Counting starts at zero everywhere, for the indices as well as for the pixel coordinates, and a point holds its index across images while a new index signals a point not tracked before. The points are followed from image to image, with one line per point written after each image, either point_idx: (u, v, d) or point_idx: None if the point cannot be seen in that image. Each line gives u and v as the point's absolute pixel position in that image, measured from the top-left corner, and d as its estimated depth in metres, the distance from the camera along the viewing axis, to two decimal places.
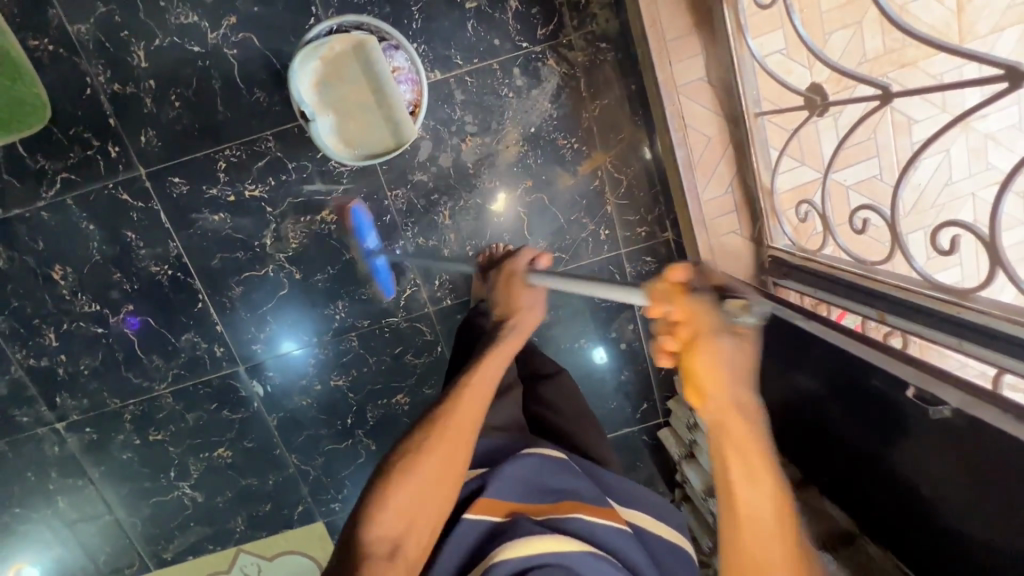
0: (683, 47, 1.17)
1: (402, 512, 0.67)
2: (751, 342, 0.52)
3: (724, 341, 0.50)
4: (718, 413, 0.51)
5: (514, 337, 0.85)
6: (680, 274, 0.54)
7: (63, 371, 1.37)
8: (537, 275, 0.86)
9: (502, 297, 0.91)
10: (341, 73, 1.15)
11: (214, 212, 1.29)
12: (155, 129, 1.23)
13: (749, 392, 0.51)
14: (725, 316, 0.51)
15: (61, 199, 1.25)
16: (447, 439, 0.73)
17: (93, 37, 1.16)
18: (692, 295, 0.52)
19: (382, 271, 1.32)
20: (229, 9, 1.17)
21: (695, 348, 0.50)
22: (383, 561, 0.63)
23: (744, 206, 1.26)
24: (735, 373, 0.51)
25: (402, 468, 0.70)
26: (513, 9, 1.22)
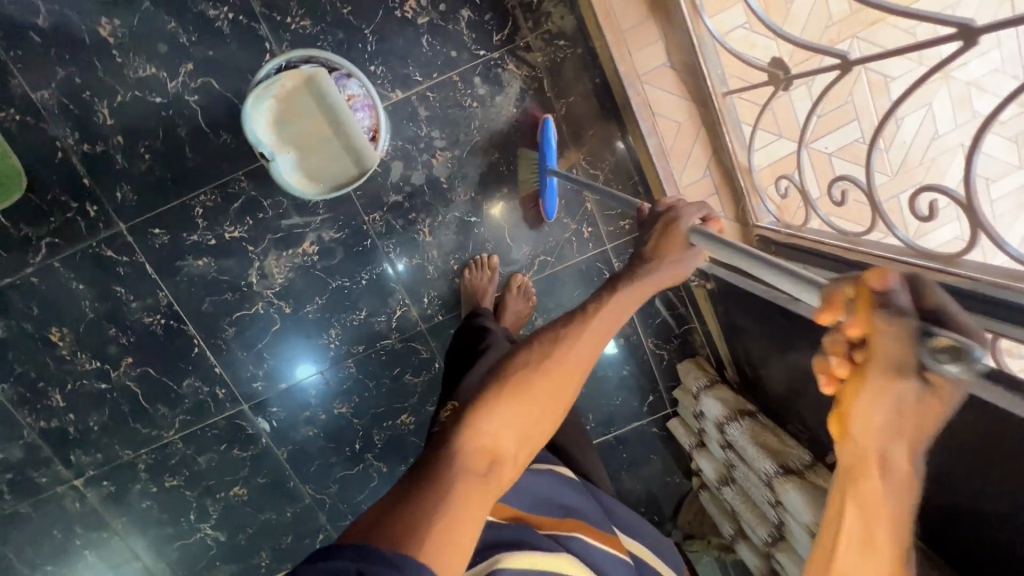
0: (640, 36, 1.15)
1: (502, 431, 0.61)
2: (942, 396, 0.39)
3: (900, 389, 0.38)
4: (854, 459, 0.44)
5: (667, 276, 0.72)
6: (878, 281, 0.39)
7: (74, 430, 1.40)
8: (698, 231, 0.68)
9: (649, 243, 0.75)
10: (296, 109, 1.15)
11: (198, 257, 1.30)
12: (129, 183, 1.24)
13: (908, 455, 0.43)
14: (910, 352, 0.37)
15: (48, 263, 1.27)
16: (561, 370, 0.65)
17: (56, 100, 1.17)
18: (886, 311, 0.38)
19: (552, 191, 1.23)
20: (184, 57, 1.17)
21: (859, 384, 0.40)
22: (478, 476, 0.57)
23: (725, 187, 1.22)
24: (894, 429, 0.41)
25: (507, 388, 0.63)
26: (466, 19, 1.21)
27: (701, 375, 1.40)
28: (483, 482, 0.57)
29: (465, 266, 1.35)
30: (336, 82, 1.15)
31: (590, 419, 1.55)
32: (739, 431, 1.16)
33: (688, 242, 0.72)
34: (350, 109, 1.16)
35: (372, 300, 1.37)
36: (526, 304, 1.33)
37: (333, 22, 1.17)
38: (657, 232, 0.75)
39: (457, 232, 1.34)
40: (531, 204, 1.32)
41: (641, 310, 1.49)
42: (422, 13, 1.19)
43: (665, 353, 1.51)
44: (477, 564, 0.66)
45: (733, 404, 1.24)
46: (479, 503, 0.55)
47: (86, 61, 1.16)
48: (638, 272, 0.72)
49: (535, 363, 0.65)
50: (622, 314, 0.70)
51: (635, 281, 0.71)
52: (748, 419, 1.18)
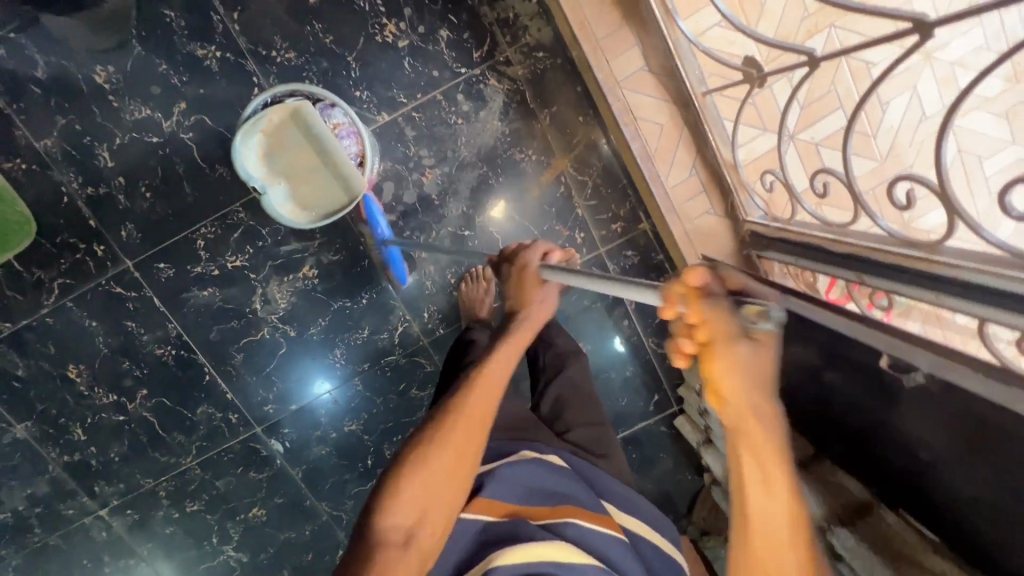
0: (616, 43, 1.17)
1: (417, 502, 0.67)
2: (768, 351, 0.50)
3: (740, 351, 0.48)
4: (735, 421, 0.51)
5: (538, 319, 0.84)
6: (696, 279, 0.54)
7: (96, 461, 1.44)
8: (548, 267, 0.82)
9: (512, 292, 0.87)
10: (282, 142, 1.17)
11: (202, 288, 1.34)
12: (133, 222, 1.28)
13: (769, 403, 0.51)
14: (737, 322, 0.49)
15: (62, 303, 1.31)
16: (458, 429, 0.71)
17: (59, 147, 1.22)
18: (708, 300, 0.50)
19: (394, 259, 1.31)
20: (176, 96, 1.21)
21: (713, 355, 0.49)
22: (398, 551, 0.65)
23: (712, 184, 1.24)
24: (752, 383, 0.49)
25: (419, 455, 0.69)
26: (445, 38, 1.23)
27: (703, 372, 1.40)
28: (403, 556, 0.65)
29: (462, 279, 1.38)
30: (320, 113, 1.18)
31: None
32: None
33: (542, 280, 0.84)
34: (335, 136, 1.18)
35: (374, 318, 1.40)
36: None
37: (317, 52, 1.21)
38: (520, 275, 0.86)
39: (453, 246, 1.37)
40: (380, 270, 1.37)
41: (639, 310, 1.51)
42: (402, 36, 1.22)
43: (667, 352, 1.52)
44: (476, 566, 0.67)
45: None
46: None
47: (85, 108, 1.20)
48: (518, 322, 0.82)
49: (438, 428, 0.71)
50: (510, 364, 0.78)
51: (515, 332, 0.81)
52: None
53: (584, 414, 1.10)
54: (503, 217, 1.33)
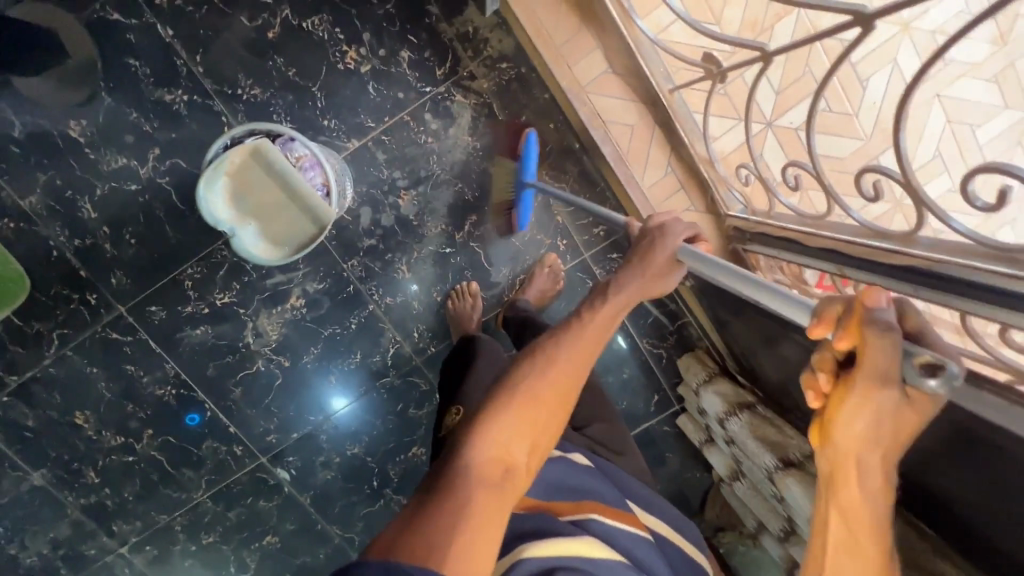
0: (577, 48, 1.17)
1: (511, 443, 0.63)
2: (918, 407, 0.46)
3: (879, 397, 0.45)
4: (836, 463, 0.51)
5: (642, 290, 0.76)
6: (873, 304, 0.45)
7: (111, 502, 1.46)
8: (687, 250, 0.74)
9: (637, 254, 0.78)
10: (248, 183, 1.17)
11: (195, 326, 1.36)
12: (122, 268, 1.30)
13: (880, 457, 0.50)
14: (896, 367, 0.43)
15: (64, 352, 1.35)
16: (573, 362, 0.69)
17: (43, 204, 1.25)
18: (876, 328, 0.43)
19: (526, 204, 1.26)
20: (150, 143, 1.23)
21: (845, 396, 0.46)
22: (494, 485, 0.59)
23: (690, 181, 1.22)
24: (871, 431, 0.47)
25: (512, 400, 0.65)
26: (407, 59, 1.23)
27: (700, 370, 1.38)
28: (498, 491, 0.59)
29: (447, 296, 1.37)
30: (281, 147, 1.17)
31: None
32: (739, 425, 1.15)
33: (674, 259, 0.76)
34: (299, 169, 1.18)
35: (365, 342, 1.40)
36: (554, 284, 1.33)
37: (281, 86, 1.21)
38: (640, 243, 0.79)
39: (436, 264, 1.35)
40: (501, 211, 1.32)
41: (631, 312, 1.48)
42: (363, 62, 1.22)
43: (663, 351, 1.50)
44: (500, 560, 0.65)
45: (731, 397, 1.23)
46: (498, 514, 0.57)
47: (63, 162, 1.23)
48: (622, 278, 0.76)
49: (533, 375, 0.67)
50: (614, 318, 0.73)
51: (623, 289, 0.75)
52: (747, 412, 1.16)
53: (594, 412, 1.06)
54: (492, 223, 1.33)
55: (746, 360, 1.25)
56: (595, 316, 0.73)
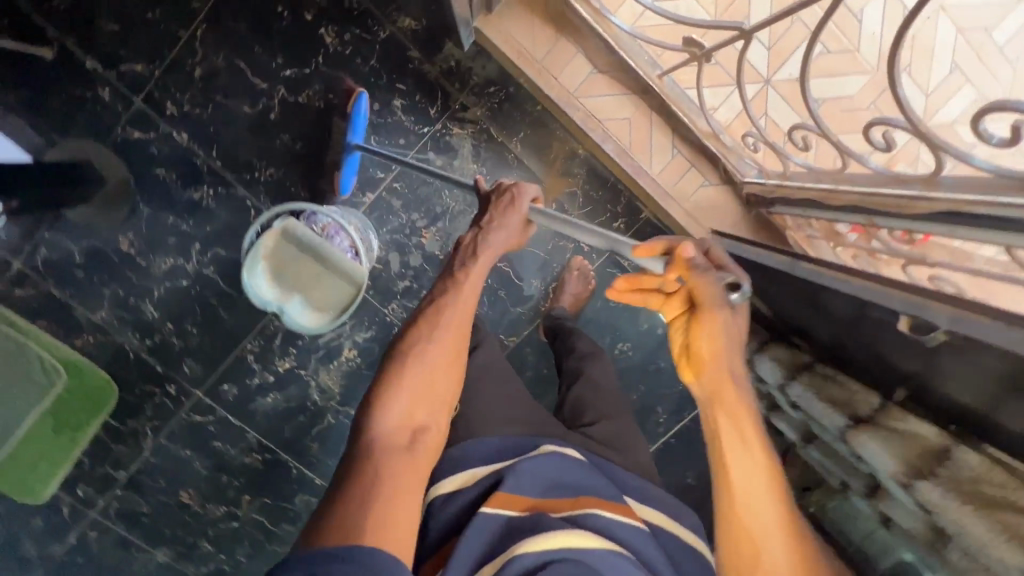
0: (558, 57, 1.18)
1: (412, 409, 0.74)
2: (738, 316, 0.73)
3: (720, 316, 0.71)
4: (714, 377, 0.74)
5: (504, 242, 0.91)
6: (683, 250, 0.69)
7: (228, 566, 1.58)
8: (536, 209, 0.90)
9: (495, 213, 0.92)
10: (284, 259, 1.20)
11: (265, 394, 1.46)
12: (191, 357, 1.41)
13: (736, 363, 0.74)
14: (720, 290, 0.69)
15: (159, 441, 1.48)
16: (453, 324, 0.83)
17: (113, 314, 1.37)
18: (693, 263, 0.69)
19: (348, 164, 1.22)
20: (189, 240, 1.32)
21: (702, 320, 0.72)
22: (405, 448, 0.70)
23: (699, 157, 1.23)
24: (725, 343, 0.72)
25: (405, 370, 0.76)
26: (400, 106, 1.27)
27: (750, 339, 1.37)
28: (410, 453, 0.71)
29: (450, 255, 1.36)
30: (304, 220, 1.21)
31: (660, 412, 1.50)
32: (799, 390, 1.14)
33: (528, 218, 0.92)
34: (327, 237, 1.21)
35: None
36: (586, 286, 1.37)
37: (292, 160, 1.28)
38: (500, 197, 0.93)
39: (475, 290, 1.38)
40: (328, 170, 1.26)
41: None
42: None
43: None
44: (494, 558, 0.67)
45: (789, 361, 1.22)
46: (411, 471, 0.69)
47: (121, 274, 1.34)
48: (485, 238, 0.89)
49: (425, 342, 0.80)
50: (482, 278, 0.88)
51: (489, 243, 0.89)
52: (807, 374, 1.16)
53: (602, 409, 1.04)
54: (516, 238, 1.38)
55: (795, 321, 1.23)
56: (468, 275, 0.87)
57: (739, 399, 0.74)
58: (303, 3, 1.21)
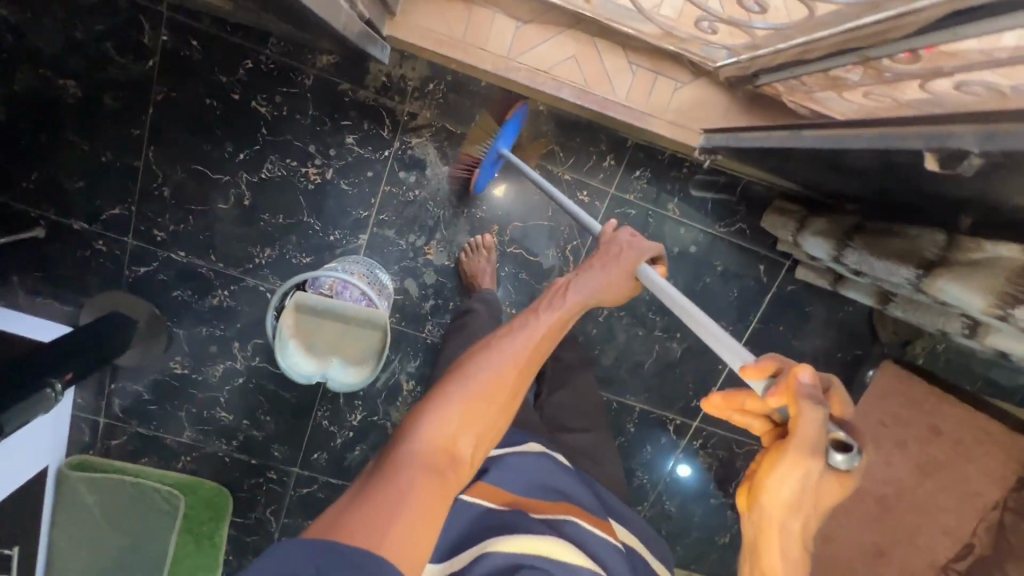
0: (479, 25, 1.11)
1: (458, 432, 0.63)
2: (837, 481, 0.49)
3: (808, 469, 0.48)
4: (763, 531, 0.53)
5: (597, 284, 0.83)
6: (807, 377, 0.51)
7: None
8: (646, 270, 0.81)
9: (597, 260, 0.85)
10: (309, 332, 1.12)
11: (353, 449, 1.50)
12: (275, 441, 1.49)
13: (800, 529, 0.52)
14: (823, 437, 0.48)
15: (284, 521, 1.55)
16: (520, 350, 0.73)
17: (197, 431, 1.46)
18: (807, 399, 0.49)
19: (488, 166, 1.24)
20: (228, 341, 1.38)
21: (777, 460, 0.50)
22: (440, 470, 0.59)
23: (662, 62, 1.14)
24: (793, 505, 0.50)
25: (460, 389, 0.66)
26: (355, 141, 1.25)
27: (787, 220, 1.26)
28: (444, 477, 0.58)
29: (460, 254, 1.34)
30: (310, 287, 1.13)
31: (725, 324, 1.43)
32: (857, 254, 1.05)
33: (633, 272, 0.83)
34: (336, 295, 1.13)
35: None
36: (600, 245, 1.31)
37: (281, 233, 1.29)
38: (604, 247, 0.88)
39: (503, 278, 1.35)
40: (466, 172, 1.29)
41: (689, 210, 1.35)
42: (326, 169, 1.26)
43: (742, 224, 1.37)
44: (465, 551, 0.65)
45: (833, 230, 1.13)
46: (440, 498, 0.56)
47: (187, 394, 1.43)
48: (581, 278, 0.83)
49: (488, 363, 0.70)
50: (566, 314, 0.79)
51: (583, 283, 0.82)
52: (858, 237, 1.07)
53: (584, 420, 1.08)
54: (518, 208, 1.34)
55: (826, 188, 1.13)
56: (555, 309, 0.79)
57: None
58: (226, 85, 1.20)
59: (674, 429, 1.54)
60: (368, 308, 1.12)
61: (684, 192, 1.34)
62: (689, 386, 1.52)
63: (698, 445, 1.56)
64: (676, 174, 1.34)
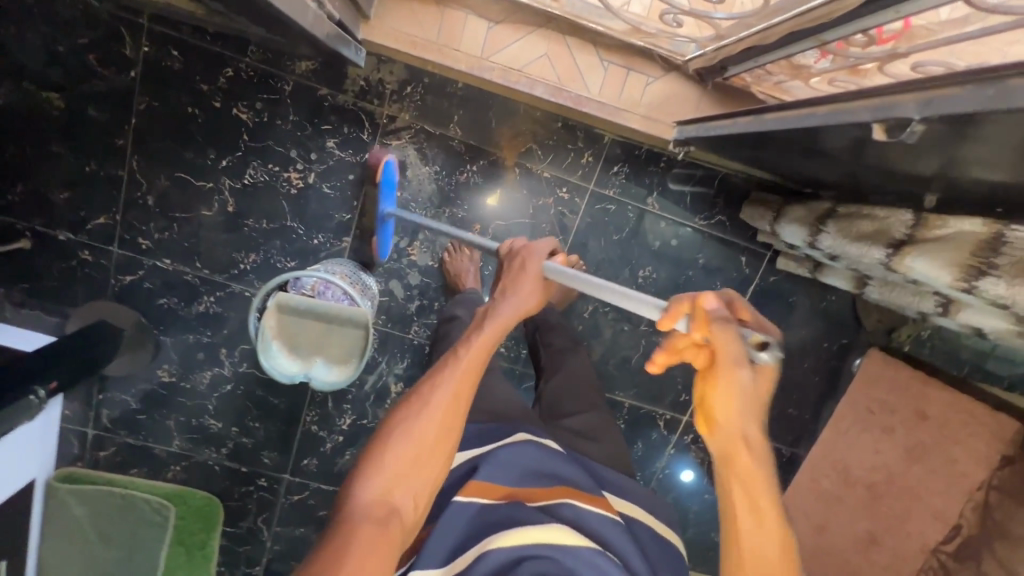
0: (452, 28, 1.14)
1: (392, 485, 0.62)
2: (762, 370, 0.65)
3: (740, 375, 0.62)
4: (729, 443, 0.65)
5: (514, 306, 0.78)
6: (709, 304, 0.65)
7: None
8: (555, 271, 0.80)
9: (507, 282, 0.82)
10: (293, 333, 1.11)
11: (343, 454, 1.49)
12: (266, 448, 1.48)
13: (755, 424, 0.65)
14: (741, 347, 0.62)
15: (276, 530, 1.53)
16: (449, 387, 0.69)
17: (186, 439, 1.46)
18: (718, 321, 0.63)
19: (385, 230, 1.24)
20: (216, 348, 1.39)
21: (718, 375, 0.63)
22: (378, 527, 0.59)
23: (632, 57, 1.16)
24: (742, 404, 0.64)
25: (393, 442, 0.65)
26: (335, 145, 1.27)
27: (764, 210, 1.28)
28: (384, 531, 0.59)
29: (442, 256, 1.35)
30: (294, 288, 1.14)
31: None
32: (831, 238, 1.07)
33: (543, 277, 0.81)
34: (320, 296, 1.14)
35: None
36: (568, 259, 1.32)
37: (265, 238, 1.31)
38: (511, 266, 0.84)
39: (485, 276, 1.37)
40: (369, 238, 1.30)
41: (668, 204, 1.37)
42: (308, 173, 1.28)
43: (722, 217, 1.39)
44: (466, 551, 0.65)
45: (807, 216, 1.14)
46: (383, 554, 0.57)
47: (176, 403, 1.43)
48: (496, 306, 0.78)
49: (415, 411, 0.67)
50: (490, 344, 0.73)
51: (499, 312, 0.77)
52: (832, 221, 1.08)
53: (580, 400, 1.07)
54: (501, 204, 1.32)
55: (798, 175, 1.14)
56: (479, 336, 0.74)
57: (760, 474, 0.64)
58: (207, 94, 1.22)
59: (664, 424, 1.54)
60: (350, 306, 1.12)
61: (663, 186, 1.36)
62: (677, 380, 1.52)
63: (690, 440, 1.55)
64: (654, 169, 1.35)
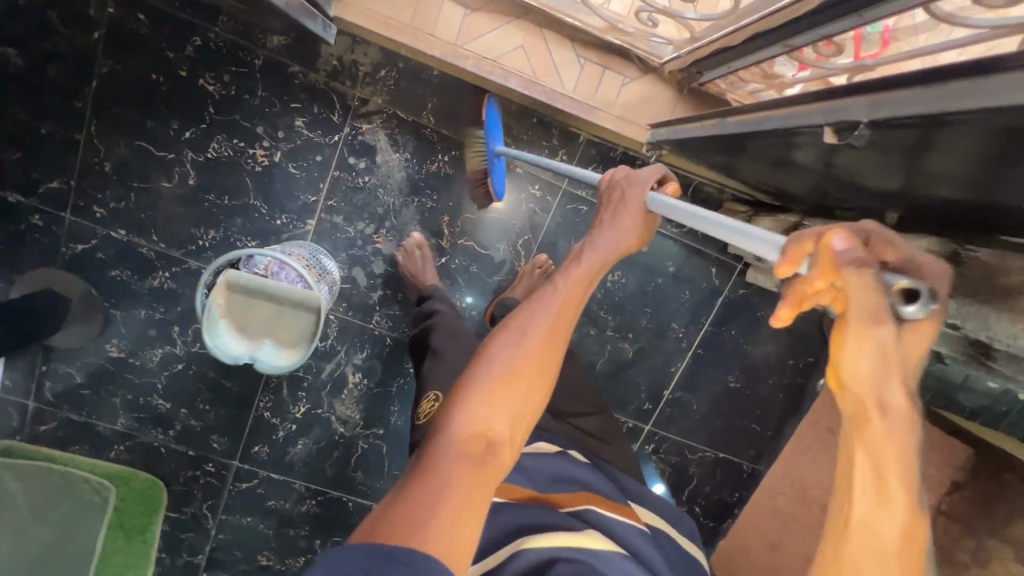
0: (427, 12, 1.12)
1: (490, 414, 0.57)
2: (921, 332, 0.42)
3: (879, 336, 0.42)
4: (854, 408, 0.47)
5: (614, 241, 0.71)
6: (837, 242, 0.43)
7: None
8: (654, 203, 0.67)
9: (604, 214, 0.73)
10: (242, 311, 1.07)
11: (295, 443, 1.45)
12: (214, 432, 1.43)
13: (905, 392, 0.45)
14: (881, 300, 0.40)
15: (221, 518, 1.48)
16: (549, 320, 0.64)
17: (131, 418, 1.41)
18: (846, 267, 0.41)
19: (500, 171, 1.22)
20: (168, 325, 1.34)
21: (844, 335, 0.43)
22: (475, 461, 0.54)
23: (609, 56, 1.15)
24: (880, 370, 0.44)
25: (491, 368, 0.60)
26: (304, 124, 1.24)
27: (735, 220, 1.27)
28: (482, 467, 0.54)
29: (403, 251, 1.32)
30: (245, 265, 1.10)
31: (677, 327, 1.47)
32: None
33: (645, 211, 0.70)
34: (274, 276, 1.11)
35: None
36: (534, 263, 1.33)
37: (226, 216, 1.27)
38: (606, 200, 0.75)
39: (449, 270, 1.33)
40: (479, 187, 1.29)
41: None
42: (274, 151, 1.25)
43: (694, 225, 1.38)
44: (494, 553, 0.61)
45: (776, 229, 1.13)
46: (483, 489, 0.52)
47: (123, 379, 1.38)
48: (592, 241, 0.71)
49: (515, 340, 0.62)
50: (591, 276, 0.68)
51: (598, 245, 0.70)
52: None
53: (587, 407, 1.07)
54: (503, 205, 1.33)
55: (769, 186, 1.13)
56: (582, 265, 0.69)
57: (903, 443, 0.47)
58: (174, 62, 1.19)
59: (627, 433, 1.51)
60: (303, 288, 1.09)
61: None
62: (641, 389, 1.50)
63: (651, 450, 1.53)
64: None
